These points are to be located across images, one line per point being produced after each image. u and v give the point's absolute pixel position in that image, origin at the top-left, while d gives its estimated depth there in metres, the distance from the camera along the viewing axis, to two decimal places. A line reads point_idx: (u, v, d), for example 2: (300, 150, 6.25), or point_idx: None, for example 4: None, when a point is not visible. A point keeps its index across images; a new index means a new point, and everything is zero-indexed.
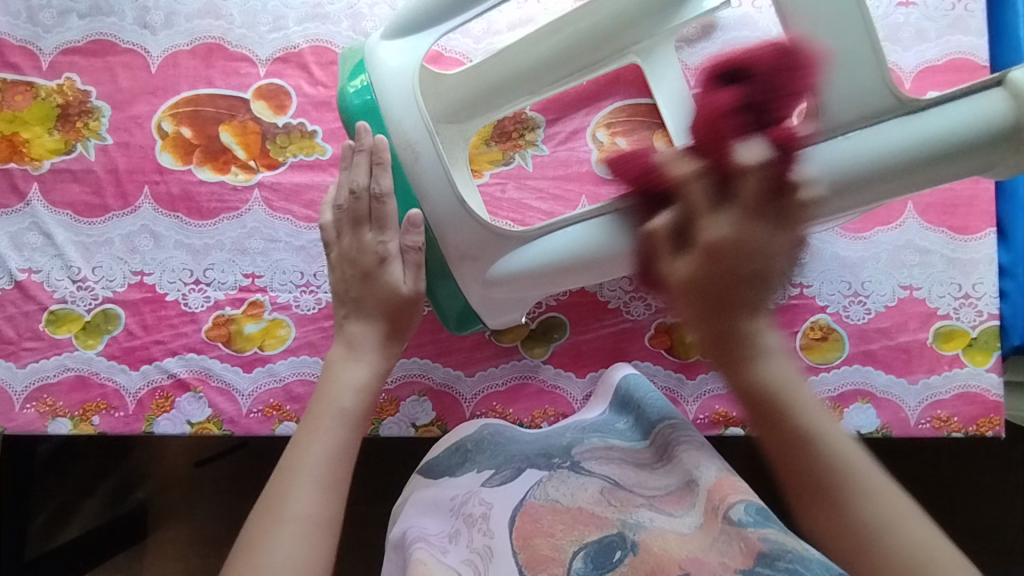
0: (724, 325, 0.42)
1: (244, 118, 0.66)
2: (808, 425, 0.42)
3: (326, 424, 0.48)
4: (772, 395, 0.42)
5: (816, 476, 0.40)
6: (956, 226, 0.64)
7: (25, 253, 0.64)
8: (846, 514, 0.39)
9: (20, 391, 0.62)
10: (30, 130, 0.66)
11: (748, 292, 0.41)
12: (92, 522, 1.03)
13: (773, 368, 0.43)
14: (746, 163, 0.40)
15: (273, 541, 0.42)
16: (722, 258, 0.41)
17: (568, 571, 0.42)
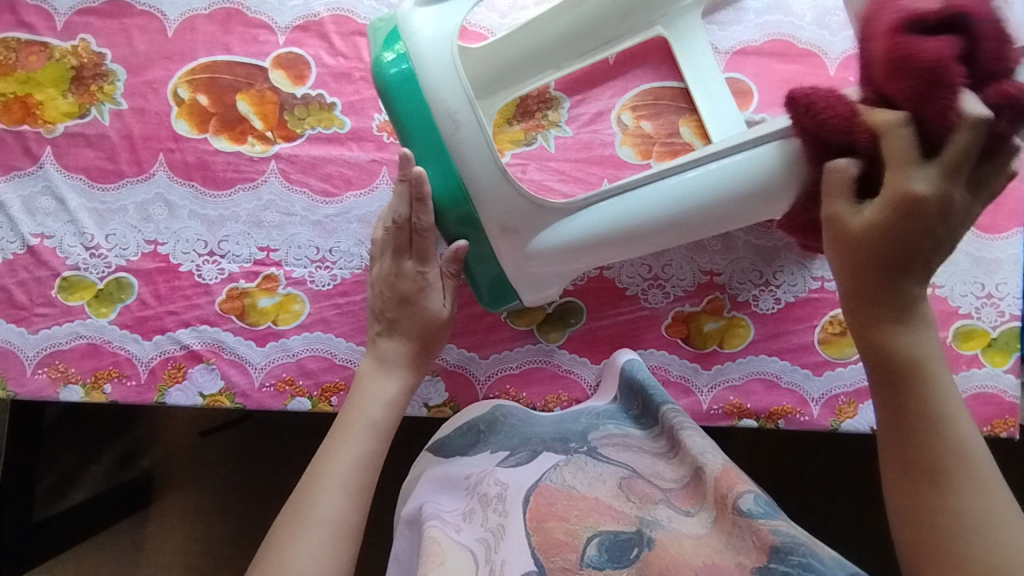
0: (917, 262, 0.38)
1: (262, 88, 0.65)
2: (953, 406, 0.39)
3: (355, 434, 0.49)
4: (908, 362, 0.39)
5: (935, 456, 0.39)
6: (982, 224, 0.63)
7: (38, 218, 0.63)
8: (955, 499, 0.38)
9: (32, 356, 0.62)
10: (43, 92, 0.65)
11: (929, 255, 0.38)
12: (98, 486, 1.04)
13: (926, 342, 0.40)
14: (970, 113, 0.35)
15: (301, 545, 0.43)
16: (916, 215, 0.36)
17: (581, 558, 0.41)
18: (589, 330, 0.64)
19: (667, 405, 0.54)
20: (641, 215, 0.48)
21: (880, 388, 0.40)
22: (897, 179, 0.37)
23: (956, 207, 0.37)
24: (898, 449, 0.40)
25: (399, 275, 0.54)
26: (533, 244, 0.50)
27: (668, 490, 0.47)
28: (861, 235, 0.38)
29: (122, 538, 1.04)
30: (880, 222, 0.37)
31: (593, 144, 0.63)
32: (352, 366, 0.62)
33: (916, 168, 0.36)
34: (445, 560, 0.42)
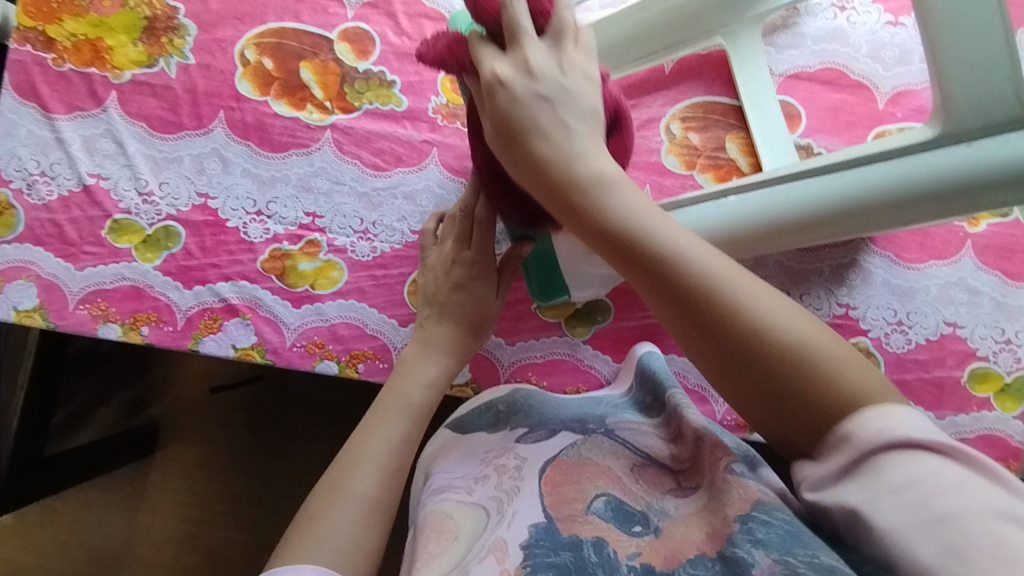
0: (544, 151, 0.45)
1: (326, 58, 0.67)
2: (660, 232, 0.41)
3: (394, 415, 0.50)
4: (626, 230, 0.41)
5: (695, 296, 0.39)
6: (1009, 271, 0.65)
7: (96, 159, 0.65)
8: (753, 319, 0.38)
9: (75, 292, 0.64)
10: (115, 38, 0.67)
11: (540, 128, 0.45)
12: (108, 428, 1.06)
13: (623, 197, 0.43)
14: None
15: (337, 518, 0.43)
16: (509, 112, 0.45)
17: (588, 508, 0.44)
18: (614, 329, 0.66)
19: (671, 387, 0.56)
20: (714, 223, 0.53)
21: (628, 267, 0.41)
22: (481, 65, 0.46)
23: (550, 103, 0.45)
24: (670, 300, 0.40)
25: (449, 263, 0.58)
26: None
27: (674, 473, 0.49)
28: (527, 159, 0.45)
29: (125, 481, 1.07)
30: (500, 137, 0.46)
31: (640, 150, 0.65)
32: (382, 337, 0.64)
33: (493, 53, 0.46)
34: (458, 535, 0.45)
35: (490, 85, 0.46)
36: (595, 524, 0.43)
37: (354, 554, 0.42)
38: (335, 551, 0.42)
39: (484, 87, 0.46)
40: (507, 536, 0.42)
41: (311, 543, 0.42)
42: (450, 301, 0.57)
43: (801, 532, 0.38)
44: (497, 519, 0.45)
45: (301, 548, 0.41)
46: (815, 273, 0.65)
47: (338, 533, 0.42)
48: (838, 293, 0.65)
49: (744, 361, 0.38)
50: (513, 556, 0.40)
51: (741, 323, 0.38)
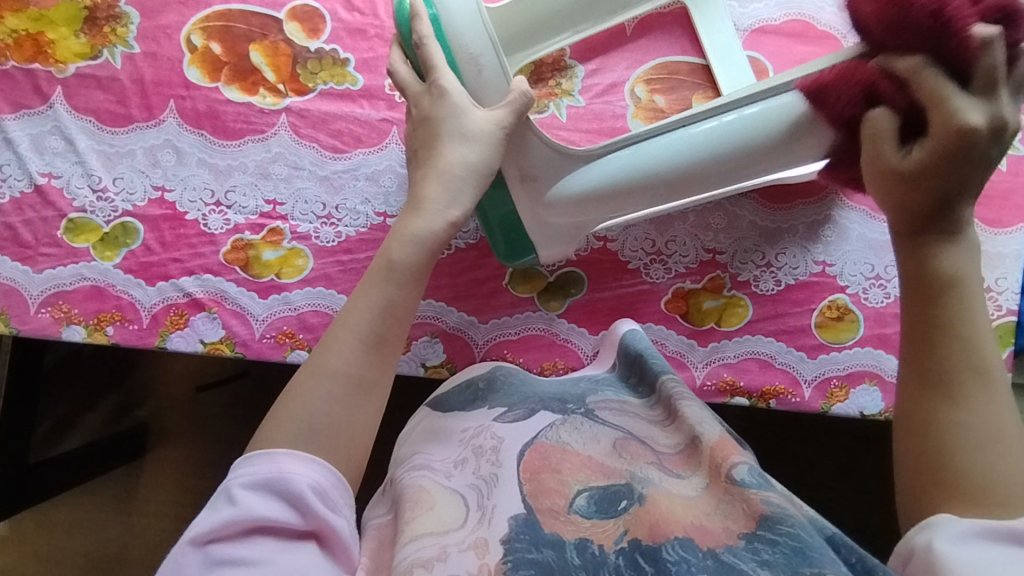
0: (950, 187, 0.41)
1: (276, 39, 0.64)
2: (972, 327, 0.43)
3: (376, 280, 0.45)
4: (947, 285, 0.43)
5: (945, 372, 0.42)
6: (987, 218, 0.63)
7: (46, 157, 0.63)
8: (966, 420, 0.41)
9: (36, 295, 0.62)
10: (56, 31, 0.64)
11: (971, 171, 0.41)
12: (95, 433, 1.05)
13: (957, 260, 0.43)
14: (984, 65, 0.40)
15: (314, 396, 0.42)
16: (935, 170, 0.41)
17: (569, 508, 0.42)
18: (588, 301, 0.65)
19: (667, 375, 0.54)
20: (663, 161, 0.48)
21: (914, 310, 0.44)
22: (947, 114, 0.40)
23: (957, 166, 0.40)
24: (921, 374, 0.43)
25: (427, 128, 0.49)
26: (552, 192, 0.52)
27: (662, 454, 0.48)
28: (924, 165, 0.41)
29: (116, 485, 1.06)
30: (929, 154, 0.41)
31: (605, 115, 0.63)
32: None
33: (962, 101, 0.40)
34: (435, 504, 0.44)
35: (869, 164, 0.44)
36: (577, 525, 0.41)
37: (334, 433, 0.41)
38: (309, 432, 0.41)
39: (936, 134, 0.40)
40: (489, 534, 0.41)
41: (291, 426, 0.41)
42: (423, 171, 0.49)
43: (807, 545, 0.36)
44: (477, 518, 0.43)
45: (281, 430, 0.41)
46: (790, 232, 0.64)
47: (319, 418, 0.41)
48: (815, 249, 0.64)
49: (936, 441, 0.41)
50: (495, 553, 0.40)
51: (973, 418, 0.41)
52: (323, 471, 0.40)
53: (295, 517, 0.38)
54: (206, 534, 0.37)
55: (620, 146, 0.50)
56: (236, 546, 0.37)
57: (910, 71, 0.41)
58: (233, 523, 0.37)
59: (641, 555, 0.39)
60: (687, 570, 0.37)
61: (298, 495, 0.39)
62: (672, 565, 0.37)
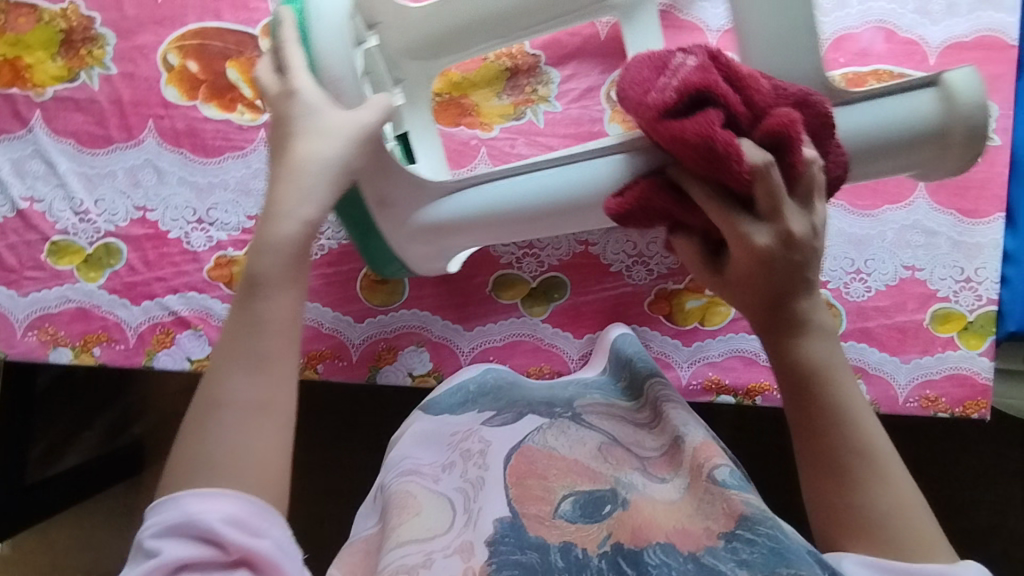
0: (775, 287, 0.40)
1: (252, 55, 0.64)
2: (854, 406, 0.39)
3: (248, 294, 0.39)
4: (813, 373, 0.40)
5: (839, 452, 0.39)
6: (965, 209, 0.64)
7: (27, 182, 0.64)
8: (860, 496, 0.38)
9: (22, 319, 0.63)
10: (32, 55, 0.65)
11: (785, 277, 0.39)
12: (91, 452, 1.05)
13: (821, 347, 0.40)
14: (756, 165, 0.36)
15: (214, 428, 0.36)
16: (772, 263, 0.39)
17: (555, 512, 0.43)
18: (572, 305, 0.65)
19: (654, 377, 0.54)
20: (503, 204, 0.51)
21: (795, 409, 0.40)
22: (740, 233, 0.38)
23: (784, 252, 0.38)
24: (815, 463, 0.39)
25: (276, 126, 0.44)
26: (415, 219, 0.54)
27: (647, 458, 0.48)
28: (756, 264, 0.38)
29: (113, 503, 1.06)
30: (755, 258, 0.39)
31: (582, 120, 0.64)
32: (339, 335, 0.64)
33: (747, 221, 0.38)
34: (421, 511, 0.44)
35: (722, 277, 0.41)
36: (562, 529, 0.41)
37: (239, 467, 0.35)
38: (211, 468, 0.35)
39: (738, 253, 0.39)
40: (474, 537, 0.41)
41: (191, 465, 0.36)
42: (273, 173, 0.42)
43: (786, 547, 0.37)
44: (462, 521, 0.43)
45: (180, 472, 0.36)
46: None
47: (219, 450, 0.36)
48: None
49: (841, 520, 0.38)
50: (479, 556, 0.40)
51: (878, 498, 0.38)
52: (232, 502, 0.35)
53: (211, 551, 0.34)
54: None
55: (471, 184, 0.52)
56: None
57: (765, 162, 0.36)
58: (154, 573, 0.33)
59: (623, 559, 0.39)
60: (667, 572, 0.38)
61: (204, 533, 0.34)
62: (653, 568, 0.38)
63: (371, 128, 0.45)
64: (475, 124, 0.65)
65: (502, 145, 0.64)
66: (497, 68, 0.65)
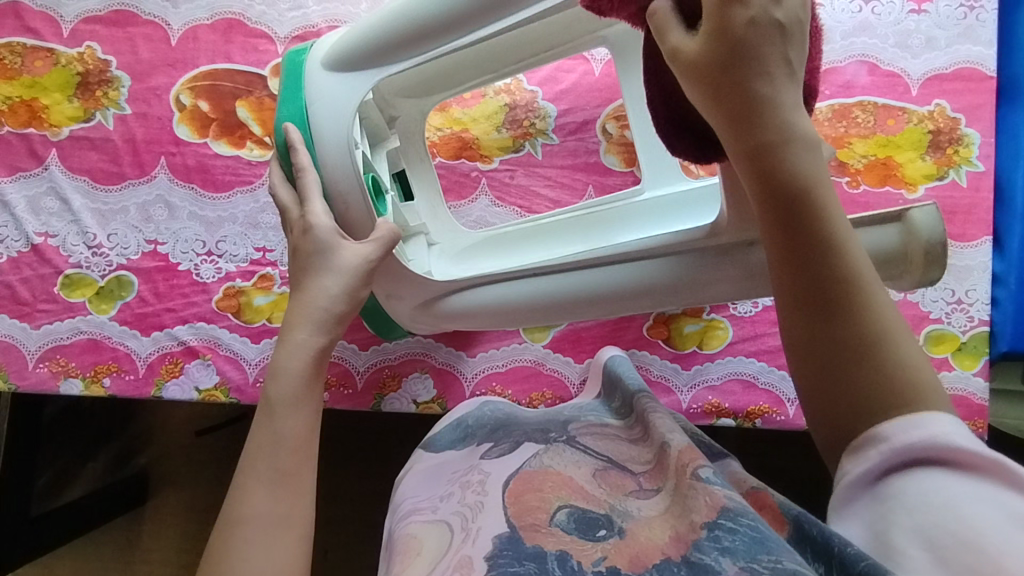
0: (747, 63, 0.34)
1: (261, 95, 0.67)
2: (839, 219, 0.34)
3: (267, 420, 0.43)
4: (803, 184, 0.34)
5: (822, 279, 0.33)
6: (953, 233, 0.66)
7: (42, 217, 0.66)
8: (861, 328, 0.33)
9: (34, 351, 0.64)
10: (49, 97, 0.67)
11: (763, 54, 0.34)
12: (95, 483, 1.05)
13: (809, 158, 0.35)
14: None
15: (238, 545, 0.39)
16: (738, 16, 0.34)
17: (550, 520, 0.43)
18: (573, 331, 0.67)
19: (642, 392, 0.55)
20: (513, 299, 0.56)
21: (776, 224, 0.35)
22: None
23: (767, 36, 0.34)
24: (795, 290, 0.34)
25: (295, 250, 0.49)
26: (423, 306, 0.59)
27: (640, 475, 0.48)
28: (699, 56, 0.35)
29: (115, 536, 1.05)
30: (707, 38, 0.35)
31: (579, 152, 0.67)
32: (344, 363, 0.66)
33: None
34: (422, 549, 0.45)
35: (669, 60, 0.37)
36: (558, 536, 0.42)
37: None
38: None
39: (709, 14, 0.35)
40: (472, 551, 0.42)
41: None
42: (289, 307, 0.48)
43: (767, 536, 0.37)
44: (460, 538, 0.44)
45: None
46: None
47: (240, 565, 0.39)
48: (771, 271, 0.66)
49: (833, 356, 0.33)
50: (478, 567, 0.41)
51: (867, 321, 0.33)
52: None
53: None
54: None
55: (479, 282, 0.57)
56: None
57: None
58: None
59: None
60: None
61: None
62: None
63: (380, 257, 0.49)
64: (476, 157, 0.67)
65: (501, 177, 0.67)
66: (496, 103, 0.68)
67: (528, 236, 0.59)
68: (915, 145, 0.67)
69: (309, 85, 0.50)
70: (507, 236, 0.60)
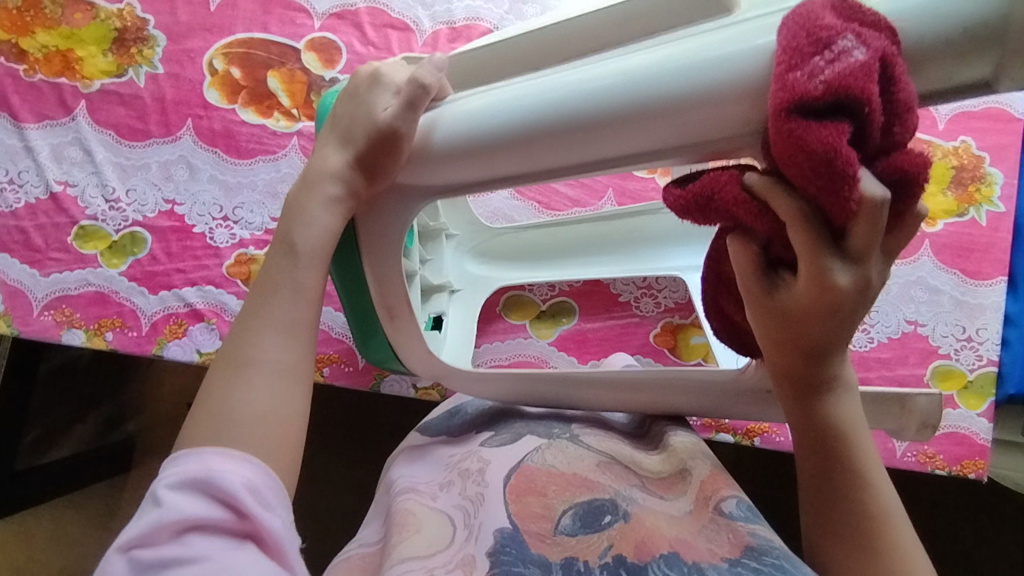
0: (815, 335, 0.38)
1: (293, 67, 0.68)
2: (871, 466, 0.41)
3: (282, 271, 0.42)
4: (835, 434, 0.41)
5: (846, 523, 0.40)
6: (968, 270, 0.66)
7: (63, 167, 0.66)
8: (882, 562, 0.38)
9: (40, 298, 0.63)
10: (85, 49, 0.68)
11: (852, 317, 0.36)
12: (81, 445, 1.05)
13: (846, 405, 0.41)
14: (866, 197, 0.30)
15: (239, 384, 0.38)
16: (830, 303, 0.35)
17: (556, 527, 0.42)
18: (579, 331, 0.66)
19: (662, 416, 0.55)
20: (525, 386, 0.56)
21: (811, 465, 0.41)
22: (811, 264, 0.34)
23: (851, 306, 0.35)
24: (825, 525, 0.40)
25: (358, 125, 0.44)
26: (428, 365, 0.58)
27: (645, 478, 0.48)
28: (779, 311, 0.37)
29: (96, 500, 1.04)
30: (797, 297, 0.36)
31: None
32: (348, 341, 0.65)
33: (831, 255, 0.33)
34: (421, 528, 0.44)
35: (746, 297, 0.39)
36: (564, 544, 0.41)
37: (257, 425, 0.37)
38: (235, 425, 0.37)
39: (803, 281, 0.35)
40: (475, 550, 0.41)
41: (213, 426, 0.37)
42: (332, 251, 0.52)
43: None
44: (464, 536, 0.43)
45: (200, 426, 0.37)
46: None
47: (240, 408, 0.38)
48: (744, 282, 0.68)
49: (847, 560, 0.39)
50: (482, 566, 0.40)
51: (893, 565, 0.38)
52: (247, 462, 0.36)
53: (226, 516, 0.34)
54: (132, 539, 0.33)
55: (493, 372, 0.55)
56: (166, 549, 0.32)
57: (880, 199, 0.30)
58: (163, 525, 0.33)
59: (626, 570, 0.39)
60: None
61: (211, 491, 0.34)
62: None
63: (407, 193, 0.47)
64: None
65: None
66: None
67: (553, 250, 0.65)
68: (937, 179, 0.67)
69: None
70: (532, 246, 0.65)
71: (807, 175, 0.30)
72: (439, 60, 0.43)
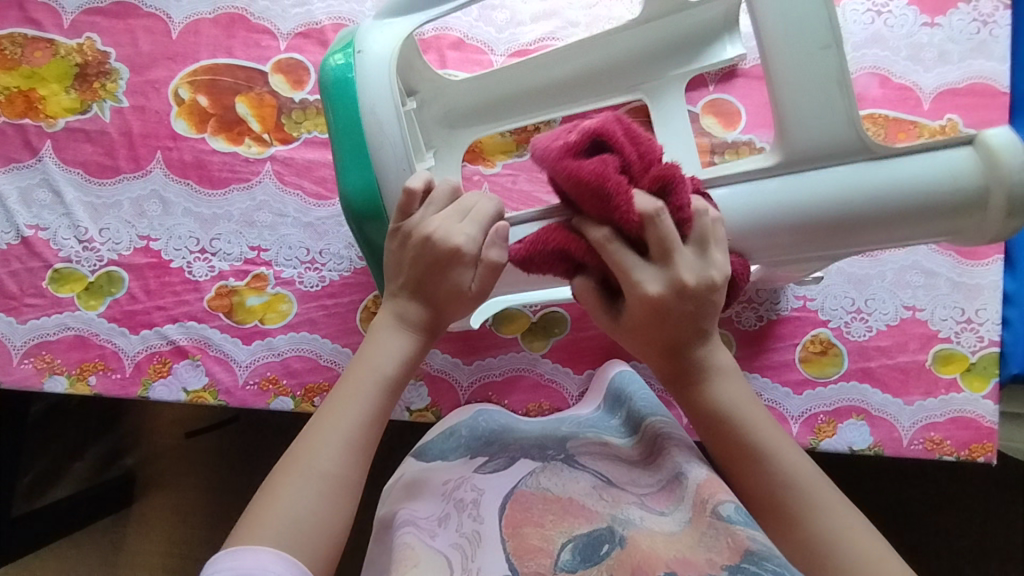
0: (670, 336, 0.41)
1: (261, 91, 0.66)
2: (764, 443, 0.42)
3: (358, 389, 0.41)
4: (726, 419, 0.43)
5: (772, 497, 0.41)
6: (963, 250, 0.64)
7: (34, 210, 0.64)
8: (810, 527, 0.40)
9: (19, 346, 0.62)
10: (46, 87, 0.66)
11: (701, 315, 0.40)
12: (80, 484, 1.03)
13: (730, 392, 0.43)
14: (644, 212, 0.37)
15: (298, 493, 0.38)
16: (661, 314, 0.39)
17: (556, 563, 0.41)
18: (573, 340, 0.65)
19: (655, 416, 0.53)
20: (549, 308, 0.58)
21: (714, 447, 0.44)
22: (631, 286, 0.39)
23: (683, 312, 0.40)
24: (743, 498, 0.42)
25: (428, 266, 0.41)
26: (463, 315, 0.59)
27: (643, 494, 0.46)
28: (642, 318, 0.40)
29: (98, 539, 1.02)
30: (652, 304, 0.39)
31: None
32: (336, 368, 0.62)
33: (640, 270, 0.39)
34: (418, 562, 0.42)
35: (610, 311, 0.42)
36: None
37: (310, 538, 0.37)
38: (295, 529, 0.37)
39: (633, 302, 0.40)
40: None
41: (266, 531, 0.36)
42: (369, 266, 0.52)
43: None
44: None
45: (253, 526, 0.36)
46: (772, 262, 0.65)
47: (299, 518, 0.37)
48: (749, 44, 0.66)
49: (775, 526, 0.41)
50: None
51: (814, 531, 0.40)
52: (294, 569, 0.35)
53: None
54: None
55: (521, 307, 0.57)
56: None
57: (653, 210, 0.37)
58: None
59: None
60: None
61: None
62: None
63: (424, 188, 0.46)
64: (478, 159, 0.66)
65: (503, 181, 0.66)
66: None
67: (582, 83, 0.62)
68: None
69: (375, 136, 0.48)
70: (552, 83, 0.62)
71: (591, 205, 0.38)
72: (503, 229, 0.40)
